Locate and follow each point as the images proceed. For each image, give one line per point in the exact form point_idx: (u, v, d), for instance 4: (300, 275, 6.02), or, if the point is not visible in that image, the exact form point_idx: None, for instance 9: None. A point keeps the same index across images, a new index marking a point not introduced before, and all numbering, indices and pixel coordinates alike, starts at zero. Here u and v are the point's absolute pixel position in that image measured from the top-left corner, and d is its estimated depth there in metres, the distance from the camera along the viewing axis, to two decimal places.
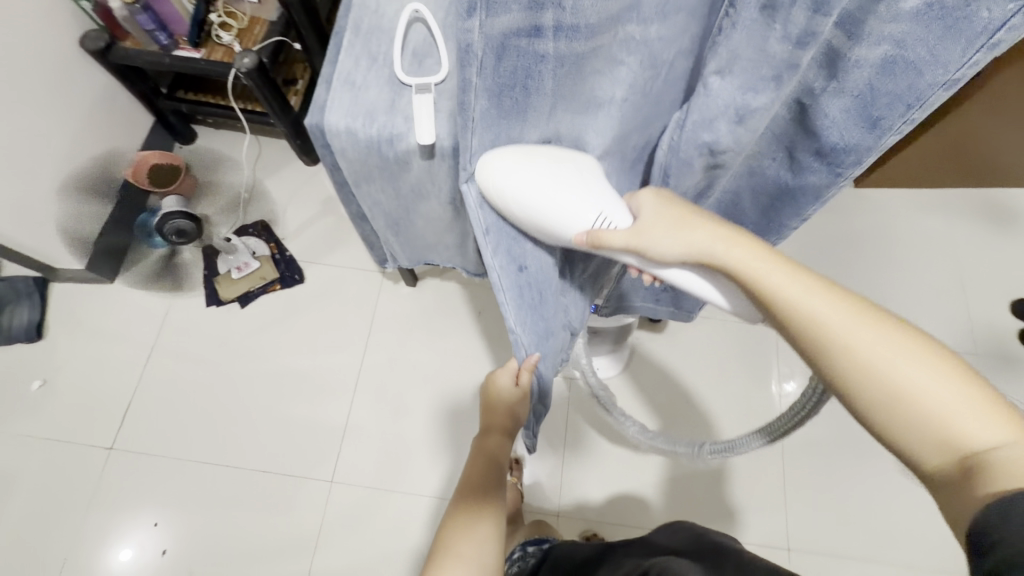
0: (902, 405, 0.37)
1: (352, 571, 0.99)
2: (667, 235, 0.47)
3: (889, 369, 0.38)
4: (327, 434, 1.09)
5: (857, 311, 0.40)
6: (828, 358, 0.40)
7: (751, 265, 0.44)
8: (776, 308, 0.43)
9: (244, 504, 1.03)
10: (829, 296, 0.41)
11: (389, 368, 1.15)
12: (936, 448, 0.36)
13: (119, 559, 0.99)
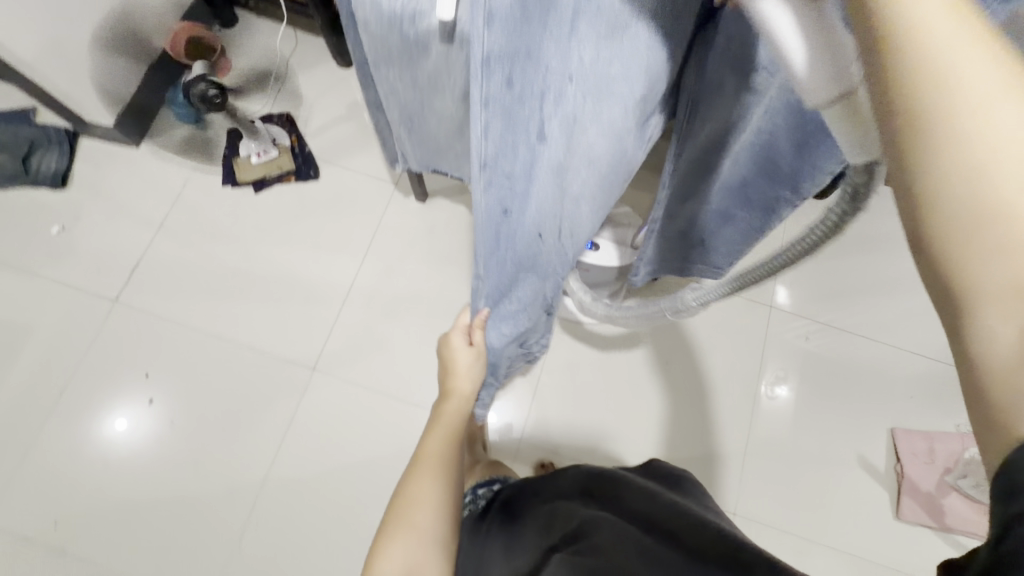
0: (983, 225, 0.22)
1: (319, 452, 1.06)
2: (748, 8, 0.30)
3: (1007, 179, 0.21)
4: (316, 326, 1.13)
5: (1001, 66, 0.21)
6: (936, 125, 0.22)
7: (957, 21, 0.21)
8: (887, 117, 0.23)
9: (233, 375, 1.10)
10: (967, 25, 0.21)
11: (385, 276, 1.17)
12: (1016, 316, 0.21)
13: (112, 401, 1.08)
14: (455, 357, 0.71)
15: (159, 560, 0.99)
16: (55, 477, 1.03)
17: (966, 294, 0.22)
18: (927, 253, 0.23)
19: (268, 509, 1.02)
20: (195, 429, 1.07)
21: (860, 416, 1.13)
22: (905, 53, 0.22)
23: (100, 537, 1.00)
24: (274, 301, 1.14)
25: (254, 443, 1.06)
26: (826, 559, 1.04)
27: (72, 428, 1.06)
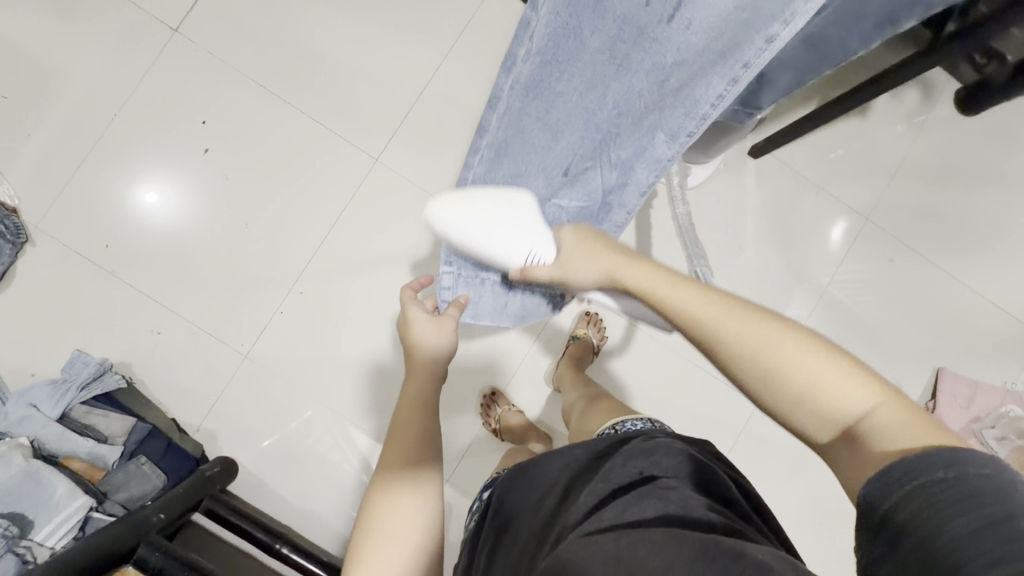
0: (773, 376, 0.40)
1: (369, 244, 1.03)
2: (586, 264, 0.52)
3: (774, 360, 0.40)
4: (386, 115, 1.04)
5: (725, 304, 0.44)
6: (726, 343, 0.43)
7: (644, 281, 0.48)
8: (683, 323, 0.45)
9: (294, 145, 1.03)
10: (686, 288, 0.46)
11: (470, 78, 1.05)
12: (822, 419, 0.39)
13: (164, 145, 1.01)
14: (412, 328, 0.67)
15: (204, 307, 1.01)
16: (104, 205, 1.00)
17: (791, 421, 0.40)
18: (764, 408, 0.42)
19: (313, 286, 1.03)
20: (250, 191, 1.02)
21: (913, 349, 1.10)
22: (660, 310, 0.47)
23: (150, 271, 1.01)
24: (348, 76, 1.04)
25: (306, 220, 1.03)
26: (825, 463, 1.09)
27: (125, 158, 1.01)
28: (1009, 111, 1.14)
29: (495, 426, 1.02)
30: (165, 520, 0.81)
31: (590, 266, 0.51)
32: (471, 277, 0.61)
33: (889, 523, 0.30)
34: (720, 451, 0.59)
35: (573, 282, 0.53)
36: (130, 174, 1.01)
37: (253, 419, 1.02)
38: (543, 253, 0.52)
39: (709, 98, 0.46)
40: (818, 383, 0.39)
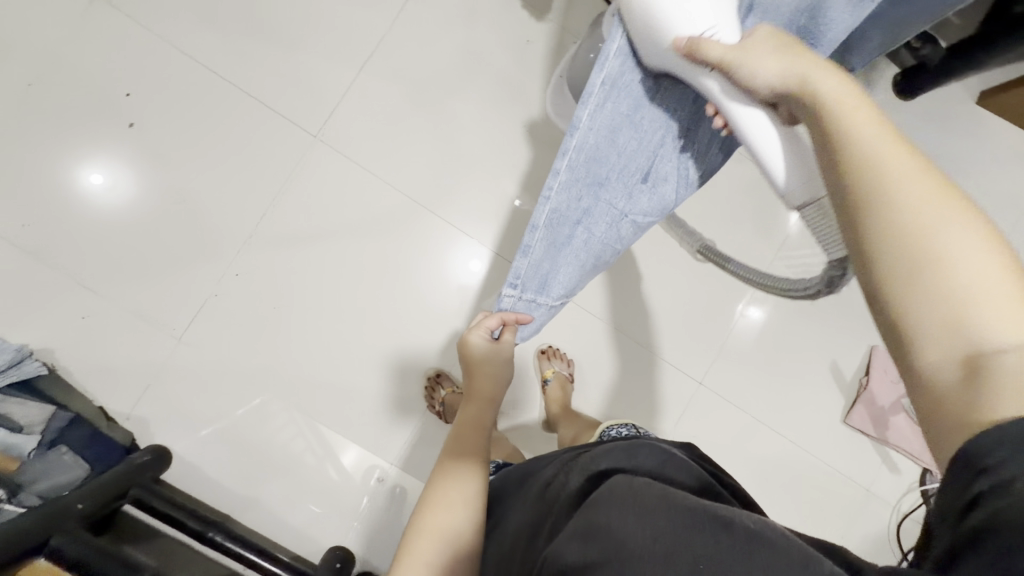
0: (920, 267, 0.30)
1: (310, 221, 1.02)
2: (766, 55, 0.44)
3: (937, 234, 0.31)
4: (327, 90, 1.02)
5: (914, 164, 0.33)
6: (870, 190, 0.33)
7: (840, 100, 0.38)
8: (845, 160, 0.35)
9: (233, 122, 0.99)
10: (886, 132, 0.35)
11: (414, 54, 1.04)
12: (957, 341, 0.29)
13: (85, 128, 0.96)
14: (471, 351, 0.69)
15: (137, 289, 0.97)
16: (29, 181, 0.95)
17: (907, 315, 0.31)
18: (884, 295, 0.32)
19: (253, 268, 1.00)
20: (185, 170, 0.98)
21: (850, 326, 1.14)
22: (830, 142, 0.37)
23: (77, 252, 0.96)
24: (287, 51, 1.01)
25: (244, 199, 1.00)
26: (766, 438, 1.12)
27: (45, 132, 0.95)
28: (945, 94, 1.18)
29: (439, 408, 1.02)
30: (89, 508, 0.78)
31: (771, 65, 0.43)
32: (529, 300, 0.55)
33: (971, 520, 0.24)
34: (701, 452, 0.64)
35: (739, 76, 0.45)
36: (76, 148, 0.96)
37: (189, 405, 0.99)
38: (725, 34, 0.46)
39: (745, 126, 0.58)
40: (972, 287, 0.29)
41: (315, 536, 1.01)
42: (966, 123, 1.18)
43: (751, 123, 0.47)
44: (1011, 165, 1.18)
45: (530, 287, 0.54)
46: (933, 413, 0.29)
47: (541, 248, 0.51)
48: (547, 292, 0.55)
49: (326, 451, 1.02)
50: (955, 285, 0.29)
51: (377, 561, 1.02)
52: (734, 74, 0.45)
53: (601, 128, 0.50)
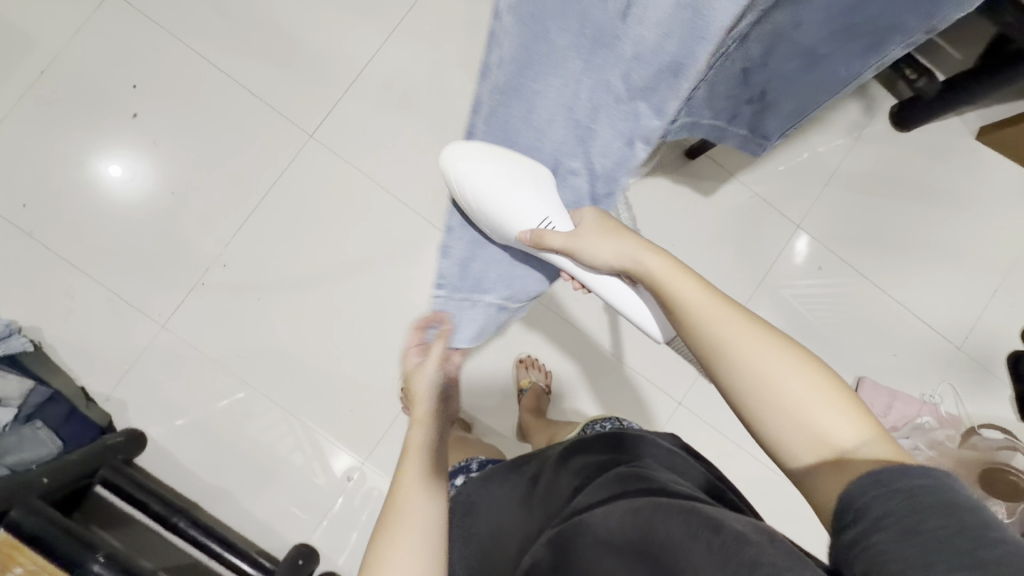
0: (777, 411, 0.41)
1: (299, 218, 1.04)
2: (599, 243, 0.56)
3: (766, 366, 0.42)
4: (324, 91, 1.05)
5: (730, 311, 0.46)
6: (708, 352, 0.45)
7: (665, 276, 0.50)
8: (711, 343, 0.45)
9: (232, 119, 1.03)
10: (699, 289, 0.48)
11: (411, 60, 1.07)
12: (810, 452, 0.40)
13: (89, 117, 1.00)
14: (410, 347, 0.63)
15: (123, 276, 1.00)
16: (42, 167, 0.99)
17: (790, 459, 0.41)
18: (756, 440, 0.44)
19: (239, 260, 1.03)
20: (183, 163, 1.02)
21: (836, 355, 1.13)
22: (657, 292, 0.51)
23: (73, 235, 0.99)
24: (289, 54, 1.05)
25: (237, 193, 1.03)
26: (745, 464, 1.10)
27: (53, 120, 1.00)
28: (944, 128, 1.17)
29: None
30: (51, 485, 0.79)
31: (603, 249, 0.56)
32: (461, 300, 0.62)
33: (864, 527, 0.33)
34: (684, 441, 0.66)
35: (583, 257, 0.57)
36: (95, 139, 1.00)
37: (167, 391, 1.00)
38: (559, 222, 0.58)
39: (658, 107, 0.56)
40: (795, 409, 0.41)
41: (280, 531, 1.01)
42: (965, 157, 1.17)
43: (607, 286, 0.59)
44: (1011, 203, 1.16)
45: (459, 285, 0.62)
46: (813, 497, 0.39)
47: (461, 249, 0.63)
48: (477, 292, 0.63)
49: (299, 447, 1.03)
50: (788, 408, 0.41)
51: (340, 561, 1.02)
52: (580, 268, 0.59)
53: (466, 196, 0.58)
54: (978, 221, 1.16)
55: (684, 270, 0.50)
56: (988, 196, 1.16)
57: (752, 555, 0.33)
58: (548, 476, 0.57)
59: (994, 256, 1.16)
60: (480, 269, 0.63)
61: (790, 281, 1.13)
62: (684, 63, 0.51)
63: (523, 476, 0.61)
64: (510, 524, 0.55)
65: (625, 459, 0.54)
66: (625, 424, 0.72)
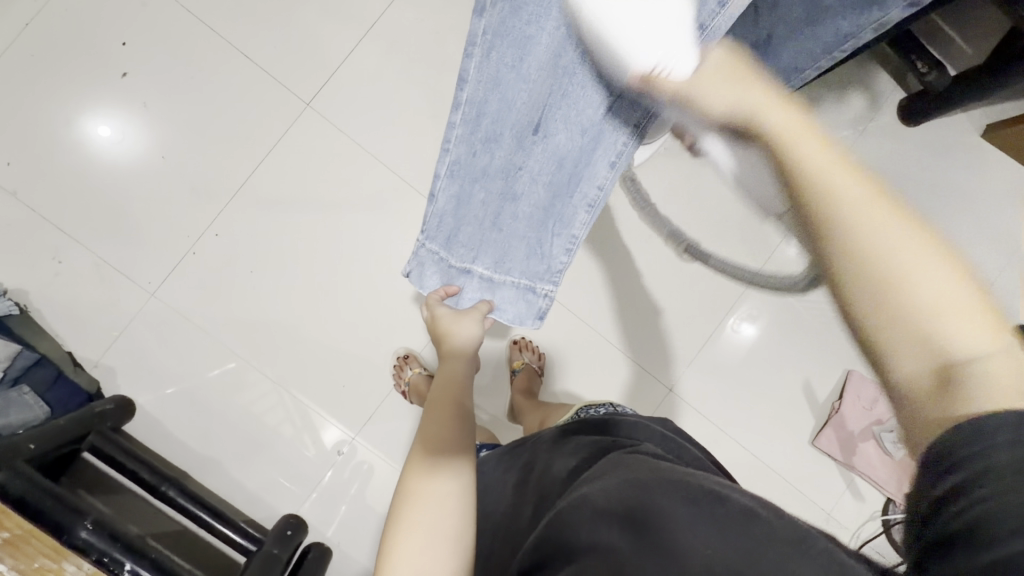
0: (890, 291, 0.32)
1: (293, 189, 1.02)
2: (722, 87, 0.40)
3: (885, 266, 0.32)
4: (322, 57, 1.02)
5: (862, 182, 0.33)
6: (830, 239, 0.33)
7: (788, 130, 0.35)
8: (839, 243, 0.33)
9: (227, 84, 1.00)
10: (843, 167, 0.34)
11: (414, 29, 1.03)
12: (917, 352, 0.32)
13: (75, 74, 0.97)
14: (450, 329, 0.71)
15: (112, 241, 0.98)
16: (27, 125, 0.96)
17: (890, 370, 0.33)
18: (853, 319, 0.34)
19: (230, 229, 1.01)
20: (174, 126, 0.99)
21: (827, 348, 1.13)
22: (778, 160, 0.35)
23: (61, 197, 0.96)
24: (287, 19, 1.01)
25: (230, 160, 1.00)
26: (731, 451, 1.11)
27: (38, 76, 0.96)
28: (949, 125, 1.16)
29: (405, 388, 1.02)
30: (38, 450, 0.78)
31: (721, 96, 0.39)
32: (431, 252, 0.59)
33: (961, 475, 0.28)
34: (674, 426, 0.67)
35: (694, 101, 0.41)
36: (84, 99, 0.97)
37: (156, 360, 0.99)
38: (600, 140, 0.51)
39: None
40: (915, 325, 0.32)
41: (268, 502, 1.01)
42: (969, 155, 1.16)
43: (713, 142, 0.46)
44: (1011, 203, 1.17)
45: (437, 238, 0.58)
46: (906, 418, 0.32)
47: (444, 200, 0.55)
48: (448, 248, 0.59)
49: (287, 419, 1.03)
50: (909, 307, 0.32)
51: (328, 533, 1.03)
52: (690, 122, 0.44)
53: (464, 164, 0.53)
54: (978, 219, 1.16)
55: (806, 123, 0.36)
56: (989, 195, 1.16)
57: (751, 540, 0.36)
58: (541, 462, 0.57)
59: (990, 256, 1.16)
60: (463, 233, 0.59)
61: (782, 271, 1.13)
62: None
63: (517, 465, 0.61)
64: (503, 510, 0.56)
65: (620, 441, 0.55)
66: (619, 410, 0.73)
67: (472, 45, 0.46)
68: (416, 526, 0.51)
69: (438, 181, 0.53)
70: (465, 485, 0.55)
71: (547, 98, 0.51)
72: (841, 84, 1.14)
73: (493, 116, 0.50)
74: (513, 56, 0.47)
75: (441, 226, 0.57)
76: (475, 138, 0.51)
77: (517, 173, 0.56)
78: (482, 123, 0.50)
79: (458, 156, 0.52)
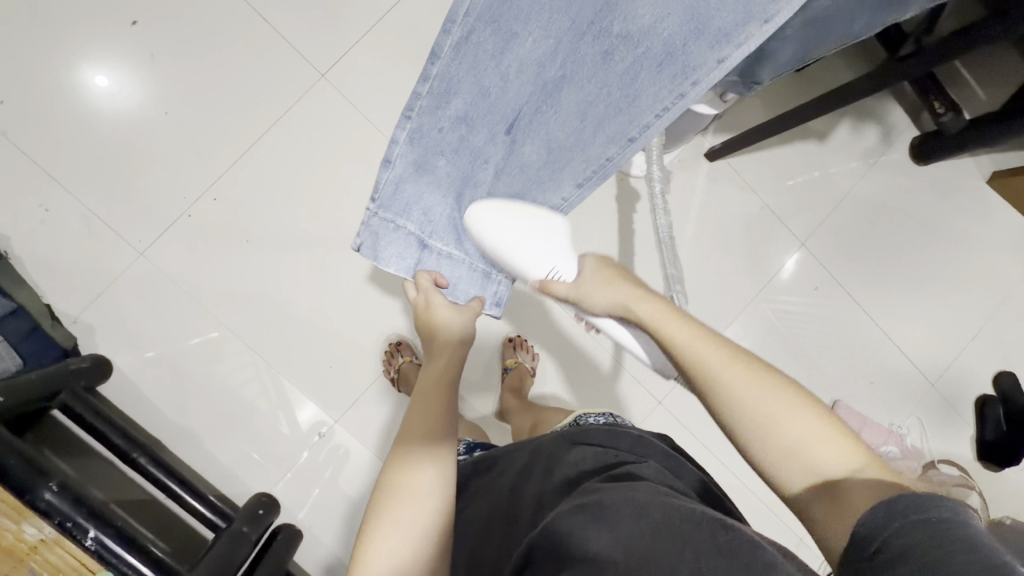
0: (769, 425, 0.50)
1: (299, 161, 0.99)
2: (599, 290, 0.58)
3: (764, 418, 0.50)
4: (343, 30, 0.99)
5: (726, 354, 0.53)
6: (717, 399, 0.52)
7: (657, 320, 0.56)
8: (707, 391, 0.53)
9: (240, 45, 0.96)
10: (719, 350, 0.54)
11: (439, 11, 1.01)
12: (794, 471, 0.49)
13: (82, 16, 0.93)
14: (442, 318, 0.62)
15: (104, 194, 0.94)
16: (25, 65, 0.91)
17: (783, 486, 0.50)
18: (748, 449, 0.51)
19: (231, 194, 0.98)
20: (182, 82, 0.95)
21: (816, 376, 1.14)
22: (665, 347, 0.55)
23: (55, 144, 0.92)
24: None
25: (236, 124, 0.97)
26: (713, 469, 1.11)
27: (43, 14, 0.91)
28: (956, 168, 1.18)
29: (394, 375, 1.00)
30: (8, 403, 0.73)
31: (602, 297, 0.59)
32: (385, 220, 0.59)
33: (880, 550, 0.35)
34: (673, 441, 0.66)
35: (585, 304, 0.59)
36: (86, 44, 0.93)
37: (139, 322, 0.96)
38: (563, 273, 0.58)
39: (656, 92, 0.50)
40: (782, 444, 0.49)
41: (241, 478, 0.99)
42: (973, 198, 1.18)
43: (608, 325, 0.63)
44: (1006, 251, 1.19)
45: (389, 206, 0.59)
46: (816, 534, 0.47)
47: (402, 165, 0.57)
48: (403, 216, 0.59)
49: (270, 396, 1.00)
50: (778, 443, 0.50)
51: (300, 515, 1.00)
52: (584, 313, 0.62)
53: (430, 131, 0.56)
54: (974, 264, 1.19)
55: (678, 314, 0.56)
56: (987, 242, 1.19)
57: (763, 555, 0.35)
58: (539, 467, 0.57)
59: (982, 300, 1.19)
60: (418, 202, 0.59)
61: (780, 297, 1.13)
62: (671, 49, 0.49)
63: (511, 466, 0.61)
64: (494, 512, 0.56)
65: (621, 456, 0.54)
66: (618, 421, 0.72)
67: (450, 24, 0.51)
68: (399, 524, 0.50)
69: (396, 146, 0.56)
70: (445, 482, 0.54)
71: (524, 102, 0.56)
72: (857, 116, 1.15)
73: (465, 97, 0.54)
74: (494, 46, 0.52)
75: (398, 194, 0.58)
76: (442, 113, 0.55)
77: (484, 161, 0.58)
78: (448, 101, 0.54)
79: (424, 123, 0.55)
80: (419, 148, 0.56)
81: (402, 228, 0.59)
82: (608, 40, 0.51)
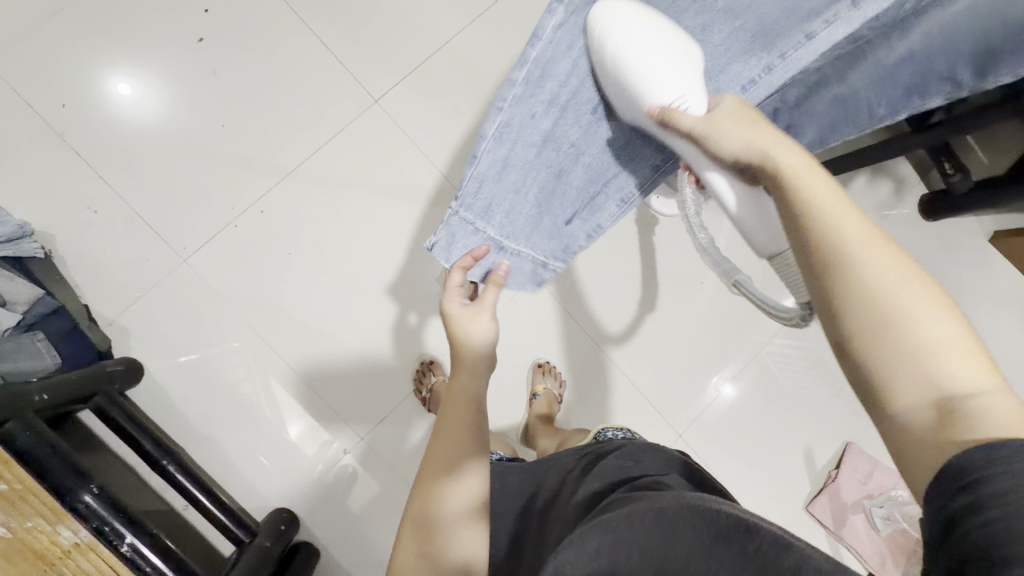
0: (889, 329, 0.34)
1: (347, 179, 1.02)
2: (731, 129, 0.47)
3: (889, 303, 0.35)
4: (399, 61, 1.04)
5: (884, 249, 0.37)
6: (838, 281, 0.36)
7: (800, 174, 0.42)
8: (830, 271, 0.37)
9: (300, 67, 1.01)
10: (855, 213, 0.39)
11: (490, 49, 1.07)
12: (919, 385, 0.33)
13: (149, 29, 0.96)
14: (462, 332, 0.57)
15: (153, 200, 0.96)
16: (89, 71, 0.94)
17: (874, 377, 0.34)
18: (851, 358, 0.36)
19: (277, 207, 1.00)
20: (240, 97, 0.99)
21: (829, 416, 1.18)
22: (796, 207, 0.41)
23: (108, 147, 0.94)
24: (369, 18, 1.03)
25: (288, 141, 1.00)
26: None
27: (112, 25, 0.95)
28: (961, 226, 1.26)
29: (426, 394, 1.01)
30: (48, 402, 0.73)
31: (737, 134, 0.46)
32: (465, 220, 0.59)
33: (969, 498, 0.28)
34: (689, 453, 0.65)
35: (709, 142, 0.48)
36: (152, 56, 0.96)
37: (174, 327, 0.96)
38: (692, 103, 0.51)
39: (733, 85, 0.58)
40: (931, 357, 0.33)
41: (261, 492, 0.97)
42: (976, 254, 1.26)
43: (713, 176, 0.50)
44: (1007, 306, 1.26)
45: (472, 206, 0.59)
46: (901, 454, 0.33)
47: (487, 160, 0.57)
48: (485, 216, 0.60)
49: (298, 409, 1.00)
50: (919, 340, 0.33)
51: (318, 533, 0.99)
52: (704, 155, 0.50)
53: (521, 121, 0.57)
54: (977, 316, 1.25)
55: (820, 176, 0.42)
56: (988, 296, 1.25)
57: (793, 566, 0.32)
58: (567, 489, 0.58)
59: (985, 352, 1.24)
60: (502, 194, 0.60)
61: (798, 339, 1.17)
62: (760, 42, 0.57)
63: (542, 488, 0.63)
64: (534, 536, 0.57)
65: (642, 471, 0.54)
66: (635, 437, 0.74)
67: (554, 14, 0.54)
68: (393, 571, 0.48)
69: (485, 141, 0.56)
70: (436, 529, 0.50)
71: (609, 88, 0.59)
72: (871, 172, 1.22)
73: (559, 83, 0.57)
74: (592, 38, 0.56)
75: (480, 194, 0.58)
76: (535, 100, 0.57)
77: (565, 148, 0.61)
78: (542, 89, 0.57)
79: (517, 115, 0.57)
80: (510, 141, 0.57)
81: (482, 228, 0.60)
82: (699, 37, 0.57)
